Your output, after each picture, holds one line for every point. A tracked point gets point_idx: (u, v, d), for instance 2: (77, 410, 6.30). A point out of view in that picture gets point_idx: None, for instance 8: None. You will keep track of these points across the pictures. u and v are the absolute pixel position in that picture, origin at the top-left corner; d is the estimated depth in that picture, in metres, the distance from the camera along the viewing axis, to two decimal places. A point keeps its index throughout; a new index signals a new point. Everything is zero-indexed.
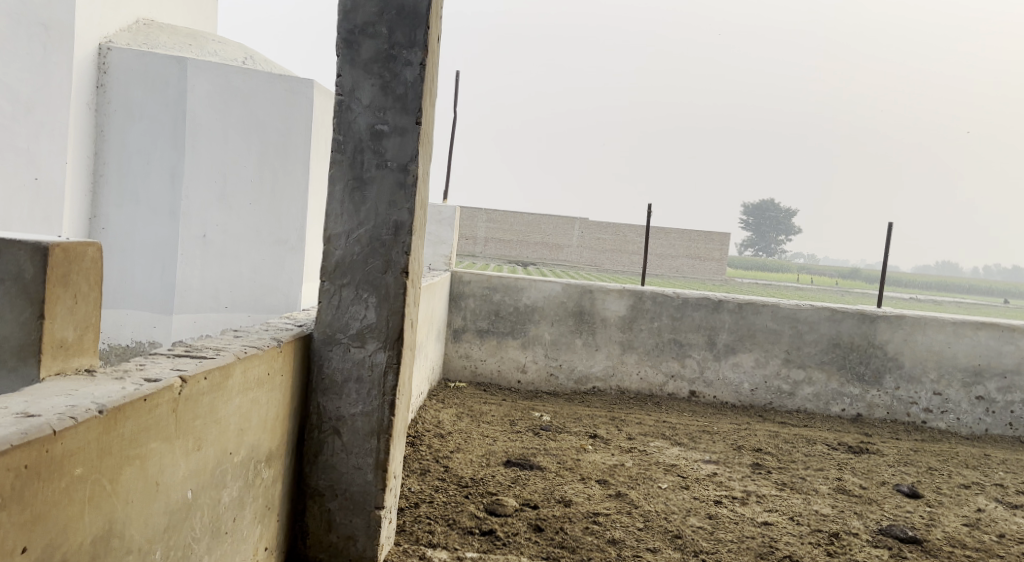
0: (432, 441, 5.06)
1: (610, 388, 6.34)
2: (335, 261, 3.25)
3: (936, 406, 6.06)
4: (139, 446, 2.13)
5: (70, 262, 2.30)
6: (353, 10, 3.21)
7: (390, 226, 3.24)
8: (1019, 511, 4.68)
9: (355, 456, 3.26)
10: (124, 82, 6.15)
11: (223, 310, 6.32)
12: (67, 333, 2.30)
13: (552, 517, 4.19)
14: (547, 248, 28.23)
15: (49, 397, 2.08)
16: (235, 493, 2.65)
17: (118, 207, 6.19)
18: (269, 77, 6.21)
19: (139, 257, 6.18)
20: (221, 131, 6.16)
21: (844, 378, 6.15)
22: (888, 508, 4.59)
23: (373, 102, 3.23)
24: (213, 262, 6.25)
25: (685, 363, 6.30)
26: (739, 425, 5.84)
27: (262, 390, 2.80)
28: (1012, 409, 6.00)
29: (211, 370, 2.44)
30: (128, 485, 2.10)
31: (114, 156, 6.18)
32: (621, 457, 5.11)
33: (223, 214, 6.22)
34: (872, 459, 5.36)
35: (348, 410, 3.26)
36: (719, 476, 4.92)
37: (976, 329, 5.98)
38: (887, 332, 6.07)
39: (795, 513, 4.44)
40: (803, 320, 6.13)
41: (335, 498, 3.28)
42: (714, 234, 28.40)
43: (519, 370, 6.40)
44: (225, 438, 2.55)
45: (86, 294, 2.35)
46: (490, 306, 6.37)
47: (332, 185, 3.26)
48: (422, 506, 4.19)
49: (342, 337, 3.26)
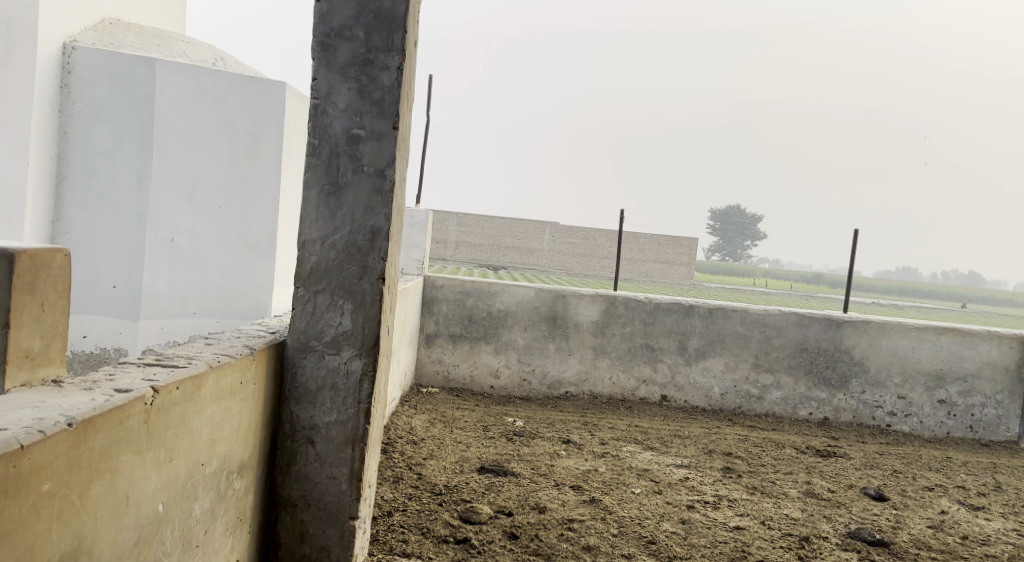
0: (405, 447, 5.00)
1: (582, 393, 6.32)
2: (310, 267, 3.20)
3: (900, 409, 6.11)
4: (110, 459, 2.06)
5: (37, 268, 2.22)
6: (329, 13, 3.16)
7: (367, 232, 3.18)
8: (981, 513, 4.72)
9: (329, 466, 3.20)
10: (88, 83, 6.00)
11: (190, 316, 6.22)
12: (33, 342, 2.23)
13: (527, 525, 4.15)
14: (517, 252, 28.30)
15: (14, 410, 2.00)
16: (207, 505, 2.58)
17: (82, 210, 6.04)
18: (239, 79, 6.11)
19: (104, 262, 6.05)
20: (190, 133, 6.06)
21: (812, 382, 6.18)
22: (856, 511, 4.61)
23: (350, 107, 3.18)
24: (181, 266, 6.15)
25: (656, 368, 6.29)
26: (709, 429, 5.85)
27: (234, 399, 2.73)
28: (973, 413, 6.07)
29: (183, 380, 2.38)
30: (98, 500, 2.03)
31: (78, 159, 6.02)
32: (594, 463, 5.08)
33: (191, 219, 6.13)
34: (839, 462, 5.38)
35: (322, 419, 3.20)
36: (691, 480, 4.91)
37: (938, 334, 6.05)
38: (853, 338, 6.12)
39: (766, 517, 4.44)
40: (771, 325, 6.16)
41: (308, 508, 3.21)
42: (682, 239, 28.64)
43: (491, 375, 6.35)
44: (197, 450, 2.48)
45: (53, 303, 2.28)
46: (462, 311, 6.32)
47: (307, 190, 3.20)
48: (395, 514, 4.12)
49: (317, 345, 3.20)
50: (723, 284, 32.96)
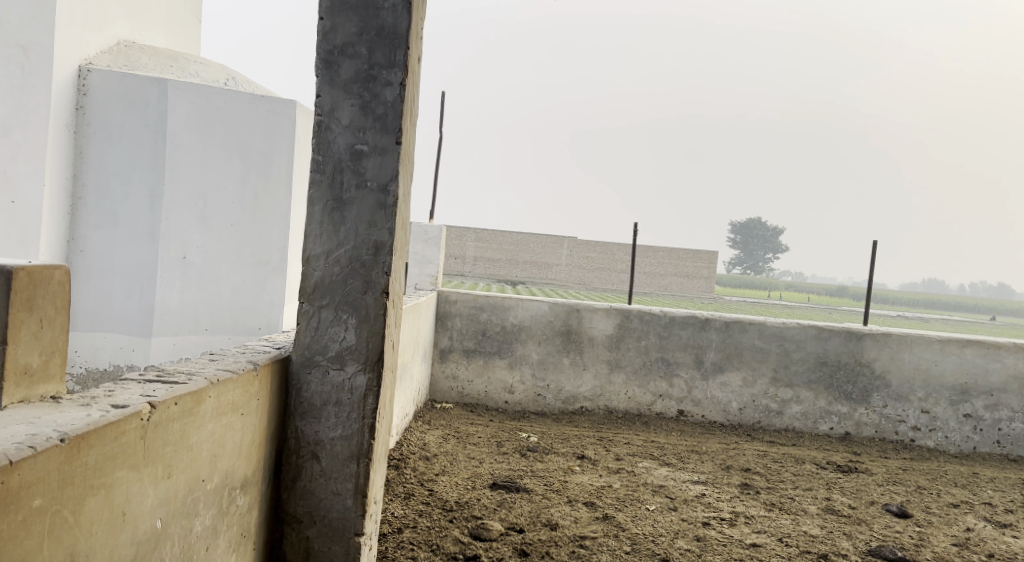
0: (417, 463, 4.98)
1: (598, 408, 6.28)
2: (314, 282, 3.20)
3: (923, 424, 6.02)
4: (104, 475, 2.09)
5: (35, 286, 2.24)
6: (332, 31, 3.18)
7: (370, 246, 3.19)
8: (1008, 531, 4.63)
9: (334, 481, 3.18)
10: (103, 104, 6.07)
11: (202, 333, 6.26)
12: (31, 359, 2.24)
13: (538, 541, 4.12)
14: (535, 266, 28.34)
15: (9, 425, 2.04)
16: (208, 522, 2.57)
17: (96, 229, 6.10)
18: (251, 98, 6.20)
19: (118, 280, 6.11)
20: (202, 151, 6.12)
21: (832, 397, 6.10)
22: (877, 528, 4.54)
23: (353, 122, 3.19)
24: (193, 283, 6.19)
25: (673, 383, 6.24)
26: (727, 445, 5.79)
27: (237, 414, 2.74)
28: (1000, 427, 5.97)
29: (182, 396, 2.39)
30: (92, 516, 2.06)
31: (93, 179, 6.08)
32: (609, 479, 5.04)
33: (204, 237, 6.18)
34: (860, 478, 5.31)
35: (327, 435, 3.19)
36: (707, 496, 4.86)
37: (962, 347, 5.96)
38: (874, 351, 6.04)
39: (784, 534, 4.38)
40: (790, 339, 6.10)
41: (313, 525, 3.19)
42: (702, 253, 28.55)
43: (506, 390, 6.33)
44: (197, 466, 2.48)
45: (51, 319, 2.29)
46: (476, 325, 6.32)
47: (311, 205, 3.21)
48: (404, 531, 4.10)
49: (321, 359, 3.19)
50: (743, 298, 32.83)
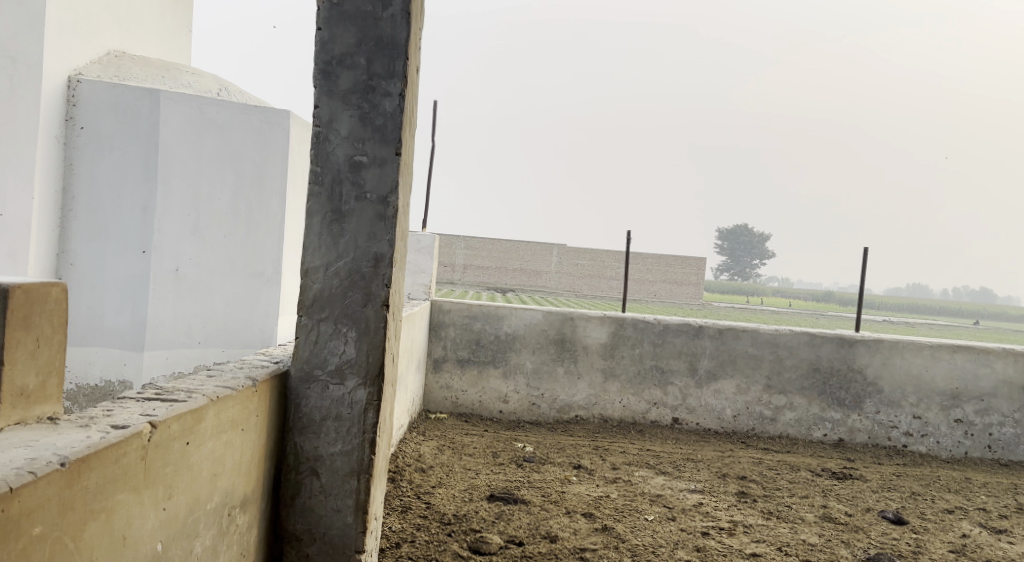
0: (413, 475, 4.93)
1: (593, 417, 6.23)
2: (313, 295, 3.15)
3: (916, 429, 6.01)
4: (105, 499, 2.04)
5: (32, 303, 2.18)
6: (330, 42, 3.13)
7: (370, 258, 3.14)
8: (1004, 537, 4.61)
9: (334, 498, 3.13)
10: (93, 115, 6.00)
11: (195, 346, 6.19)
12: (28, 380, 2.19)
13: (538, 554, 4.07)
14: (524, 274, 28.31)
15: (7, 449, 1.99)
16: (208, 543, 2.51)
17: (87, 242, 6.03)
18: (243, 109, 6.16)
19: (110, 293, 6.04)
20: (195, 163, 6.06)
21: (825, 403, 6.08)
22: (875, 535, 4.51)
23: (352, 133, 3.15)
24: (186, 296, 6.12)
25: (667, 391, 6.21)
26: (722, 453, 5.76)
27: (237, 432, 2.68)
28: (991, 432, 5.95)
29: (183, 414, 2.33)
30: (93, 542, 2.01)
31: (83, 191, 6.01)
32: (606, 489, 4.98)
33: (196, 248, 6.11)
34: (855, 485, 5.28)
35: (326, 450, 3.13)
36: (705, 505, 4.82)
37: (952, 352, 5.95)
38: (867, 357, 6.03)
39: (782, 543, 4.35)
40: (783, 345, 6.08)
41: (313, 542, 3.13)
42: (690, 259, 28.57)
43: (500, 400, 6.28)
44: (198, 485, 2.42)
45: (48, 338, 2.23)
46: (470, 334, 6.27)
47: (310, 217, 3.16)
48: (402, 545, 4.04)
49: (321, 374, 3.14)
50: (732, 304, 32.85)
